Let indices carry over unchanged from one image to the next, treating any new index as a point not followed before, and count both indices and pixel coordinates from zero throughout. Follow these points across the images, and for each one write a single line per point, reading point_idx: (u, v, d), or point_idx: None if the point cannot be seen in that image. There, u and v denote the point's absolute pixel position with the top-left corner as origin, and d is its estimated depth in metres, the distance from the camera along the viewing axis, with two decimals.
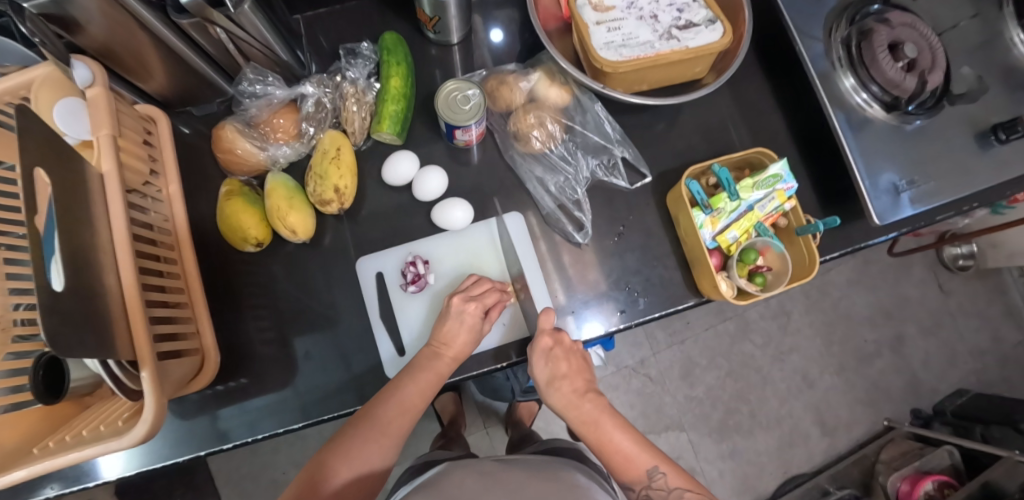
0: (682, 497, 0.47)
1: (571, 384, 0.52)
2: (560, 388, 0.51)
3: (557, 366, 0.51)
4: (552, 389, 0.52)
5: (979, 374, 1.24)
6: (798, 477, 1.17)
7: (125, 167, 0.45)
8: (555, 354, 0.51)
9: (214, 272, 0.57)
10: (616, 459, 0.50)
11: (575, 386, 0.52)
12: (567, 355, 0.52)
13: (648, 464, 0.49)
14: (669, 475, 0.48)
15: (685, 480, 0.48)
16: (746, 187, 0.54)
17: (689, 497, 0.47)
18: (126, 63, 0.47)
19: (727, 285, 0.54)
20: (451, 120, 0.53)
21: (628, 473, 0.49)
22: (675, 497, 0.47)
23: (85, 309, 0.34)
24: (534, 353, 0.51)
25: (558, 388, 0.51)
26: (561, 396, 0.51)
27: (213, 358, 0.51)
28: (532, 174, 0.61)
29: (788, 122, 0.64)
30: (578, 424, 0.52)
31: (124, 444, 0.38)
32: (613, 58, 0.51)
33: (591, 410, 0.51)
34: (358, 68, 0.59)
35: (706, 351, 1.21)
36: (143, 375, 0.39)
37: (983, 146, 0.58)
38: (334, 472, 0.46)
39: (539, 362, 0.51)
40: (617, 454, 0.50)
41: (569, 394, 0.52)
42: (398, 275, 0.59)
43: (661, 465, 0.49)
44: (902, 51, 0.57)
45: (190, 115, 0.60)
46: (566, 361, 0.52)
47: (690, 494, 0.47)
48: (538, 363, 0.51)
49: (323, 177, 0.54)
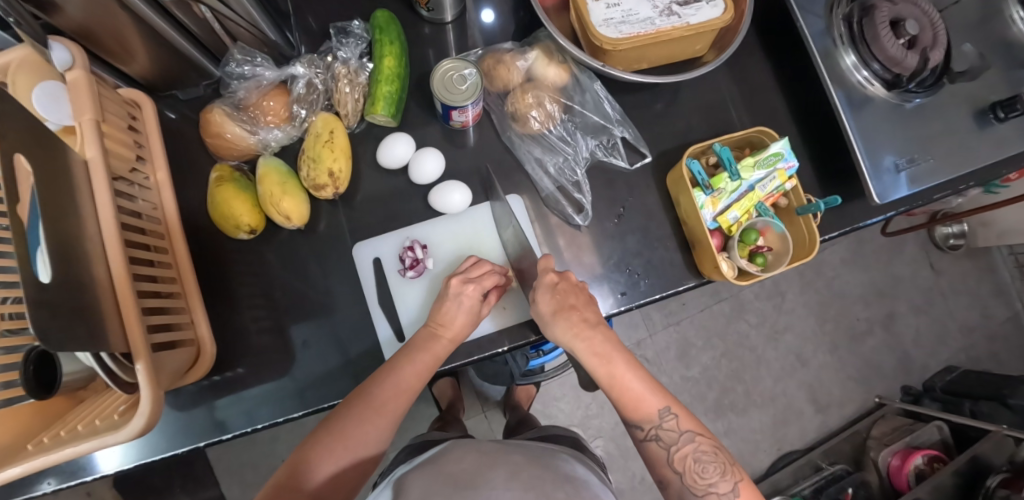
0: (692, 440, 0.47)
1: (580, 315, 0.50)
2: (568, 318, 0.49)
3: (565, 298, 0.50)
4: (558, 320, 0.49)
5: (968, 350, 1.27)
6: (791, 453, 1.19)
7: (111, 153, 0.44)
8: (561, 288, 0.50)
9: (207, 260, 0.56)
10: (627, 398, 0.48)
11: (585, 316, 0.50)
12: (573, 289, 0.51)
13: (660, 405, 0.48)
14: (680, 418, 0.47)
15: (695, 423, 0.47)
16: (747, 166, 0.54)
17: (699, 442, 0.47)
18: (106, 45, 0.45)
19: (728, 266, 0.53)
20: (447, 101, 0.51)
21: (638, 413, 0.48)
22: (683, 440, 0.47)
23: (74, 302, 0.33)
24: (539, 287, 0.50)
25: (566, 318, 0.49)
26: (569, 325, 0.49)
27: (208, 349, 0.50)
28: (531, 155, 0.60)
29: (787, 101, 0.64)
30: (588, 356, 0.49)
31: (121, 437, 0.38)
32: (612, 35, 0.50)
33: (602, 343, 0.49)
34: (350, 47, 0.57)
35: (702, 331, 1.22)
36: (137, 368, 0.38)
37: (982, 125, 0.58)
38: (327, 456, 0.46)
39: (544, 295, 0.50)
40: (627, 395, 0.48)
41: (578, 323, 0.49)
42: (396, 260, 0.58)
43: (672, 406, 0.48)
44: (903, 28, 0.55)
45: (175, 99, 0.58)
46: (574, 294, 0.51)
47: (700, 437, 0.47)
48: (543, 296, 0.50)
49: (317, 160, 0.52)
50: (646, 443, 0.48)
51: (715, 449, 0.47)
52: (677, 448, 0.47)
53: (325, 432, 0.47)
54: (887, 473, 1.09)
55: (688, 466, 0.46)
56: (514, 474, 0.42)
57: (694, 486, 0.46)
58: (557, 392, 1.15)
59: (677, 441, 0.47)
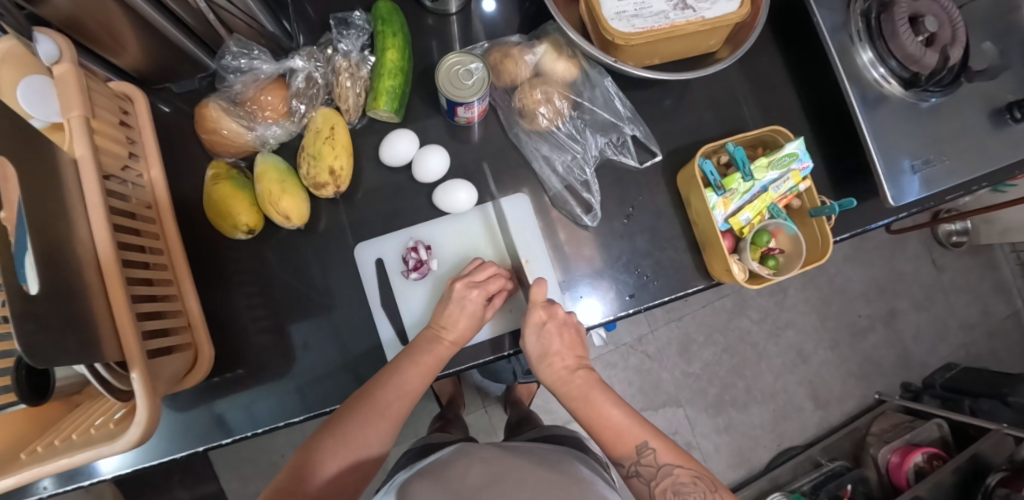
0: (671, 473, 0.45)
1: (563, 361, 0.50)
2: (551, 364, 0.50)
3: (550, 341, 0.50)
4: (543, 366, 0.50)
5: (968, 347, 1.27)
6: (791, 449, 1.19)
7: (102, 151, 0.42)
8: (549, 328, 0.50)
9: (204, 260, 0.54)
10: (607, 433, 0.48)
11: (566, 363, 0.50)
12: (560, 330, 0.50)
13: (638, 439, 0.47)
14: (659, 451, 0.46)
15: (676, 455, 0.46)
16: (761, 167, 0.52)
17: (678, 474, 0.45)
18: (96, 36, 0.43)
19: (740, 268, 0.52)
20: (453, 97, 0.49)
21: (618, 449, 0.47)
22: (663, 474, 0.45)
23: (63, 310, 0.31)
24: (527, 327, 0.50)
25: (549, 365, 0.50)
26: (552, 372, 0.50)
27: (206, 353, 0.49)
28: (539, 152, 0.58)
29: (801, 98, 0.62)
30: (569, 399, 0.50)
31: (117, 448, 0.37)
32: (624, 29, 0.48)
33: (580, 386, 0.50)
34: (351, 39, 0.55)
35: (704, 327, 1.21)
36: (132, 376, 0.37)
37: (998, 125, 0.56)
38: (328, 459, 0.45)
39: (531, 336, 0.50)
40: (607, 431, 0.48)
41: (560, 370, 0.50)
42: (400, 262, 0.56)
43: (651, 440, 0.46)
44: (922, 24, 0.54)
45: (169, 92, 0.56)
46: (559, 337, 0.50)
47: (679, 470, 0.45)
48: (531, 338, 0.50)
49: (317, 158, 0.50)
50: (629, 479, 0.47)
51: (696, 479, 0.45)
52: (656, 482, 0.45)
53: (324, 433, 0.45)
54: (887, 470, 1.09)
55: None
56: (526, 479, 0.41)
57: None
58: None
59: (656, 477, 0.45)
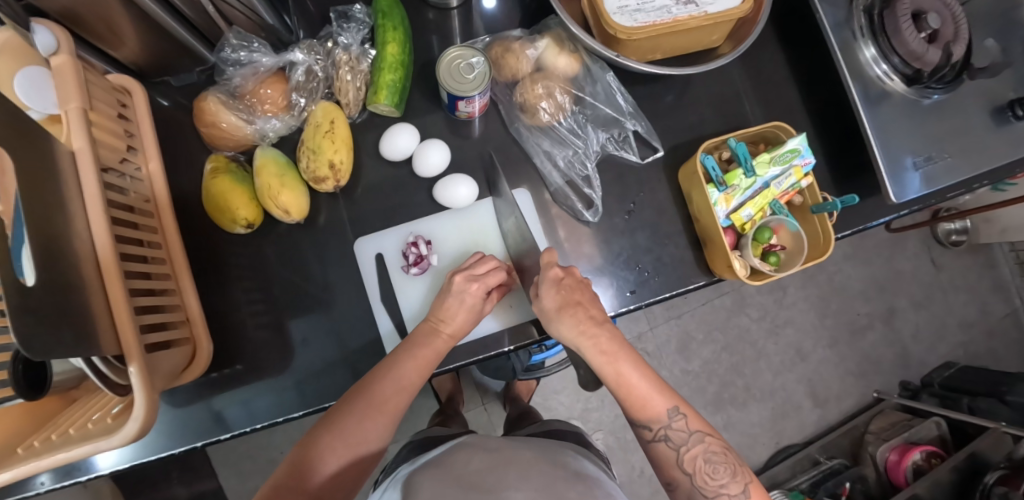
0: (702, 441, 0.45)
1: (586, 312, 0.48)
2: (574, 315, 0.48)
3: (571, 294, 0.48)
4: (564, 317, 0.48)
5: (966, 346, 1.27)
6: (789, 447, 1.19)
7: (100, 144, 0.42)
8: (566, 283, 0.49)
9: (203, 254, 0.54)
10: (634, 397, 0.47)
11: (591, 314, 0.48)
12: (577, 286, 0.49)
13: (668, 404, 0.46)
14: (689, 418, 0.46)
15: (704, 424, 0.46)
16: (763, 162, 0.52)
17: (709, 442, 0.45)
18: (94, 28, 0.43)
19: (740, 264, 0.52)
20: (454, 91, 0.49)
21: (645, 413, 0.47)
22: (693, 441, 0.45)
23: (60, 304, 0.31)
24: (544, 282, 0.48)
25: (571, 316, 0.48)
26: (576, 323, 0.47)
27: (204, 349, 0.48)
28: (540, 147, 0.58)
29: (803, 95, 0.62)
30: (595, 354, 0.48)
31: (115, 442, 0.37)
32: (627, 23, 0.48)
33: (608, 341, 0.47)
34: (351, 33, 0.54)
35: (703, 324, 1.21)
36: (131, 371, 0.37)
37: (999, 122, 0.56)
38: (326, 454, 0.45)
39: (549, 291, 0.48)
40: (634, 395, 0.47)
41: (585, 321, 0.48)
42: (400, 257, 0.56)
43: (681, 406, 0.46)
44: (925, 21, 0.53)
45: (168, 85, 0.55)
46: (579, 291, 0.49)
47: (709, 438, 0.46)
48: (548, 291, 0.48)
49: (317, 151, 0.50)
50: (654, 443, 0.47)
51: (725, 449, 0.46)
52: (686, 449, 0.45)
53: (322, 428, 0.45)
54: (886, 468, 1.09)
55: (699, 467, 0.45)
56: (528, 471, 0.41)
57: (703, 488, 0.45)
58: (558, 385, 1.15)
59: (687, 443, 0.45)
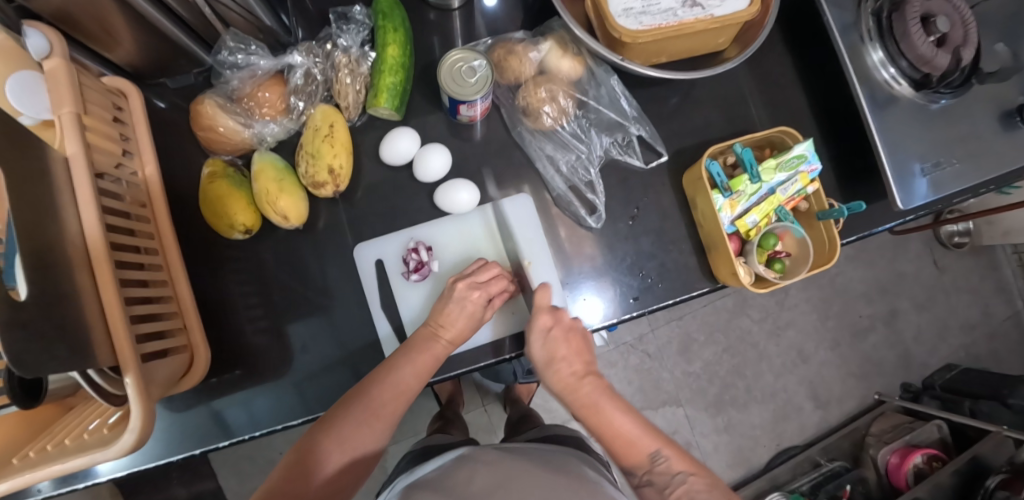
0: (685, 481, 0.44)
1: (569, 367, 0.49)
2: (557, 370, 0.49)
3: (556, 347, 0.49)
4: (549, 371, 0.49)
5: (968, 348, 1.27)
6: (790, 449, 1.19)
7: (95, 148, 0.41)
8: (554, 335, 0.50)
9: (201, 259, 0.53)
10: (617, 442, 0.46)
11: (573, 369, 0.49)
12: (567, 336, 0.50)
13: (651, 447, 0.46)
14: (673, 459, 0.45)
15: (689, 464, 0.45)
16: (768, 168, 0.51)
17: (693, 481, 0.44)
18: (88, 31, 0.42)
19: (745, 271, 0.51)
20: (455, 95, 0.48)
21: (629, 458, 0.46)
22: (677, 482, 0.44)
23: (53, 316, 0.30)
24: (533, 333, 0.50)
25: (555, 370, 0.49)
26: (558, 378, 0.49)
27: (202, 356, 0.48)
28: (542, 151, 0.57)
29: (810, 98, 0.61)
30: (577, 407, 0.49)
31: (111, 454, 0.36)
32: (632, 26, 0.47)
33: (589, 394, 0.48)
34: (350, 34, 0.53)
35: (705, 326, 1.21)
36: (126, 381, 0.36)
37: (1008, 128, 0.55)
38: (324, 458, 0.44)
39: (536, 343, 0.50)
40: (617, 438, 0.46)
41: (566, 377, 0.49)
42: (400, 263, 0.55)
43: (664, 448, 0.46)
44: (934, 24, 0.53)
45: (164, 87, 0.54)
46: (565, 343, 0.50)
47: (693, 478, 0.44)
48: (536, 344, 0.50)
49: (316, 156, 0.49)
50: (642, 489, 0.46)
51: (710, 486, 0.44)
52: (671, 491, 0.44)
53: (319, 432, 0.44)
54: (887, 470, 1.09)
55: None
56: (529, 484, 0.40)
57: None
58: None
59: (670, 485, 0.44)
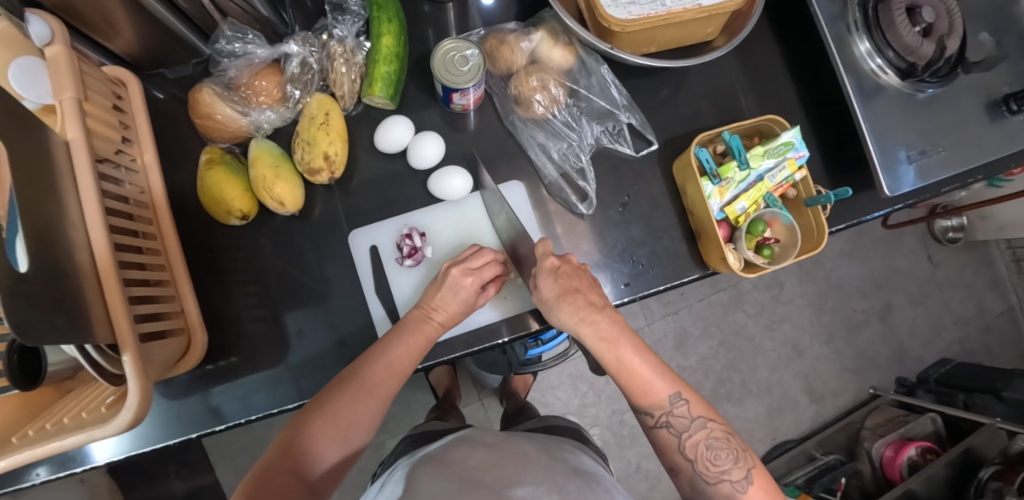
0: (704, 427, 0.45)
1: (586, 297, 0.47)
2: (574, 302, 0.47)
3: (569, 281, 0.48)
4: (563, 304, 0.47)
5: (962, 342, 1.27)
6: (785, 443, 1.20)
7: (95, 135, 0.42)
8: (564, 271, 0.49)
9: (198, 247, 0.54)
10: (636, 384, 0.46)
11: (591, 299, 0.48)
12: (575, 273, 0.49)
13: (671, 390, 0.46)
14: (691, 404, 0.46)
15: (707, 410, 0.46)
16: (757, 155, 0.52)
17: (711, 427, 0.46)
18: (89, 21, 0.43)
19: (734, 257, 0.52)
20: (448, 83, 0.49)
21: (647, 399, 0.46)
22: (696, 427, 0.45)
23: (55, 292, 0.31)
24: (541, 272, 0.48)
25: (570, 302, 0.47)
26: (574, 310, 0.47)
27: (199, 339, 0.48)
28: (534, 140, 0.58)
29: (799, 88, 0.62)
30: (595, 341, 0.47)
31: (109, 431, 0.37)
32: (621, 16, 0.47)
33: (608, 327, 0.47)
34: (345, 25, 0.54)
35: (700, 320, 1.21)
36: (124, 359, 0.37)
37: (994, 117, 0.56)
38: (319, 437, 0.45)
39: (547, 280, 0.48)
40: (636, 382, 0.47)
41: (584, 307, 0.47)
42: (394, 249, 0.56)
43: (683, 392, 0.46)
44: (920, 15, 0.53)
45: (163, 78, 0.55)
46: (577, 278, 0.49)
47: (712, 423, 0.46)
48: (546, 282, 0.48)
49: (312, 143, 0.50)
50: (656, 429, 0.47)
51: (728, 435, 0.46)
52: (689, 435, 0.46)
53: (311, 412, 0.45)
54: (881, 463, 1.09)
55: (701, 454, 0.45)
56: (526, 465, 0.41)
57: (706, 474, 0.45)
58: (554, 380, 1.15)
59: (689, 429, 0.46)
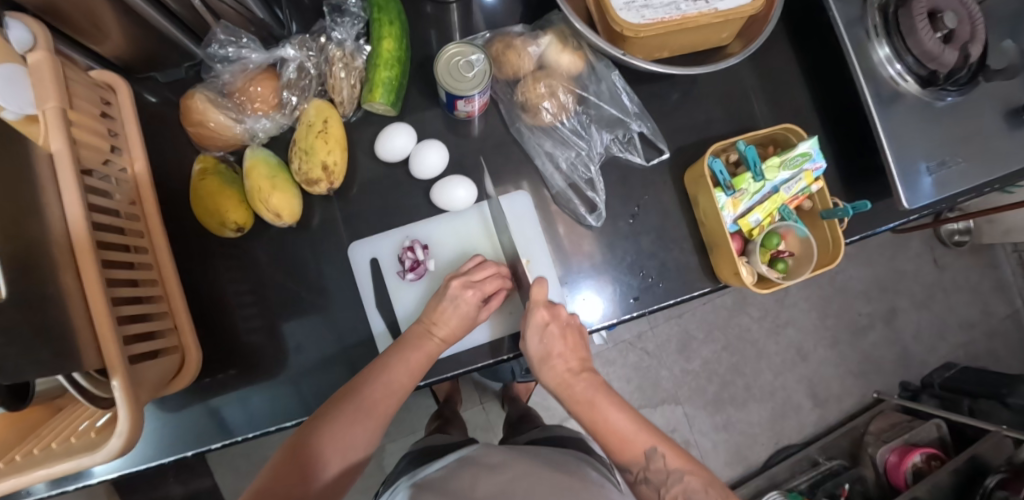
0: (682, 479, 0.44)
1: (565, 364, 0.49)
2: (552, 367, 0.48)
3: (551, 344, 0.48)
4: (545, 367, 0.49)
5: (967, 347, 1.26)
6: (788, 447, 1.19)
7: (82, 144, 0.39)
8: (551, 330, 0.48)
9: (193, 257, 0.52)
10: (611, 439, 0.46)
11: (569, 365, 0.49)
12: (563, 331, 0.49)
13: (647, 444, 0.45)
14: (668, 456, 0.45)
15: (685, 461, 0.44)
16: (772, 166, 0.50)
17: (689, 480, 0.44)
18: (75, 23, 0.40)
19: (747, 271, 0.50)
20: (452, 89, 0.47)
21: (624, 455, 0.45)
22: (673, 480, 0.44)
23: (37, 319, 0.29)
24: (529, 327, 0.48)
25: (551, 366, 0.48)
26: (554, 375, 0.48)
27: (193, 358, 0.46)
28: (541, 148, 0.56)
29: (813, 95, 0.60)
30: (572, 404, 0.48)
31: (98, 458, 0.35)
32: (634, 20, 0.45)
33: (584, 390, 0.48)
34: (344, 28, 0.52)
35: (703, 324, 1.20)
36: (114, 384, 0.35)
37: (1014, 126, 0.54)
38: (317, 459, 0.43)
39: (533, 338, 0.48)
40: (612, 434, 0.46)
41: (562, 373, 0.49)
42: (395, 261, 0.54)
43: (660, 446, 0.45)
44: (942, 20, 0.51)
45: (155, 82, 0.53)
46: (562, 339, 0.49)
47: (691, 477, 0.44)
48: (533, 339, 0.48)
49: (309, 152, 0.48)
50: (638, 486, 0.45)
51: (707, 485, 0.43)
52: (667, 490, 0.44)
53: (310, 430, 0.44)
54: (885, 469, 1.08)
55: None
56: (533, 486, 0.39)
57: None
58: None
59: (666, 483, 0.44)
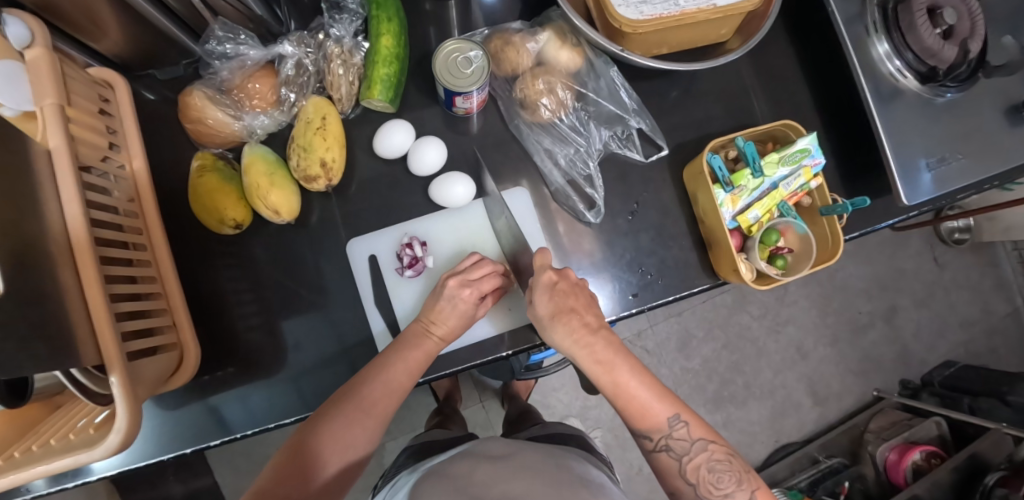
0: (705, 449, 0.44)
1: (581, 319, 0.46)
2: (568, 322, 0.45)
3: (564, 300, 0.46)
4: (557, 325, 0.46)
5: (967, 345, 1.26)
6: (788, 445, 1.19)
7: (80, 141, 0.39)
8: (560, 289, 0.47)
9: (192, 254, 0.52)
10: (634, 407, 0.45)
11: (586, 321, 0.46)
12: (572, 290, 0.47)
13: (668, 412, 0.45)
14: (691, 425, 0.45)
15: (708, 431, 0.45)
16: (771, 163, 0.50)
17: (713, 450, 0.44)
18: (73, 20, 0.40)
19: (746, 268, 0.50)
20: (450, 86, 0.47)
21: (646, 423, 0.45)
22: (697, 449, 0.44)
23: (36, 314, 0.29)
24: (538, 287, 0.46)
25: (564, 323, 0.45)
26: (570, 332, 0.45)
27: (191, 355, 0.46)
28: (540, 145, 0.56)
29: (813, 91, 0.60)
30: (590, 364, 0.46)
31: (96, 455, 0.35)
32: (632, 16, 0.45)
33: (604, 350, 0.45)
34: (343, 24, 0.52)
35: (704, 322, 1.20)
36: (113, 381, 0.35)
37: (1014, 123, 0.54)
38: (316, 458, 0.43)
39: (543, 297, 0.46)
40: (633, 403, 0.45)
41: (580, 329, 0.45)
42: (394, 258, 0.54)
43: (682, 414, 0.45)
44: (941, 16, 0.51)
45: (153, 79, 0.53)
46: (573, 296, 0.47)
47: (713, 445, 0.44)
48: (542, 298, 0.46)
49: (308, 149, 0.48)
50: (656, 454, 0.46)
51: (730, 456, 0.45)
52: (689, 458, 0.44)
53: (310, 428, 0.44)
54: (885, 467, 1.09)
55: (702, 477, 0.44)
56: (532, 478, 0.40)
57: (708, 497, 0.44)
58: (556, 383, 1.14)
59: (689, 452, 0.44)
